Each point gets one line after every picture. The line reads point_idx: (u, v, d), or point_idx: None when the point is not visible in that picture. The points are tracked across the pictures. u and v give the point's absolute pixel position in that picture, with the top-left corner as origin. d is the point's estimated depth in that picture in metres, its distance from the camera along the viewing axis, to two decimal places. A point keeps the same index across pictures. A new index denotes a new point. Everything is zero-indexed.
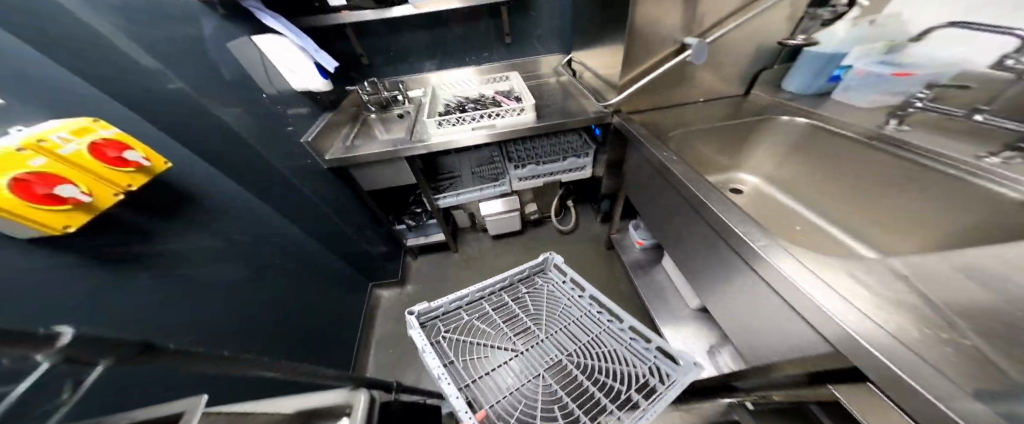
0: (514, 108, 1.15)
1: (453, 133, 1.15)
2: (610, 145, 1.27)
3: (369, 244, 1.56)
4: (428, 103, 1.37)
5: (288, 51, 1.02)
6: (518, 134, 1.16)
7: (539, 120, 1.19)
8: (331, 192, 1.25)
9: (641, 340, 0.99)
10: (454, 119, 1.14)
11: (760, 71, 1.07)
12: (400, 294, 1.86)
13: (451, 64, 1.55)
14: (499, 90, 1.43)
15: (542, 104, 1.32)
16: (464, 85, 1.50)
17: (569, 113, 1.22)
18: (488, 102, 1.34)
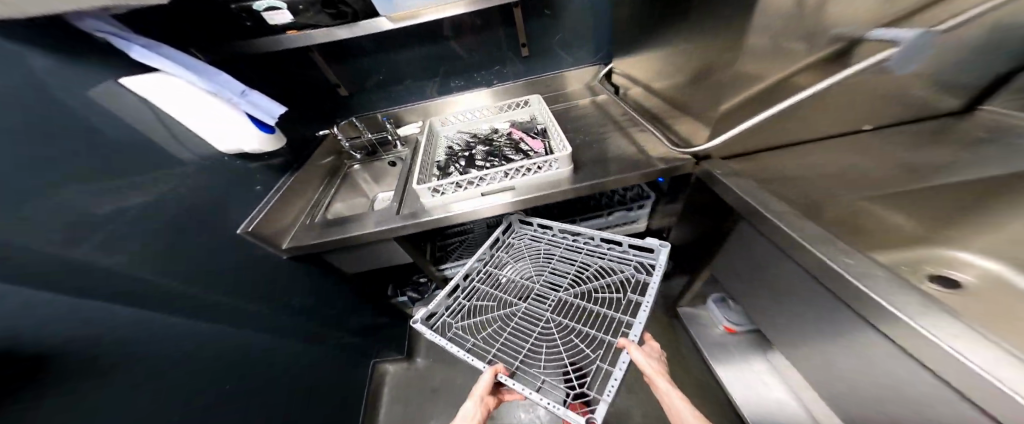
0: (545, 160, 0.78)
1: (461, 203, 0.82)
2: (684, 196, 0.87)
3: (364, 322, 1.25)
4: (425, 148, 1.01)
5: (199, 103, 0.68)
6: (553, 196, 0.79)
7: (579, 171, 0.81)
8: (305, 277, 0.94)
9: (617, 245, 0.90)
10: (457, 183, 0.80)
11: (1010, 73, 0.66)
12: (410, 368, 1.54)
13: (454, 90, 1.22)
14: (518, 123, 1.08)
15: (579, 140, 0.94)
16: (469, 113, 1.15)
17: (622, 156, 0.83)
18: (504, 144, 0.99)
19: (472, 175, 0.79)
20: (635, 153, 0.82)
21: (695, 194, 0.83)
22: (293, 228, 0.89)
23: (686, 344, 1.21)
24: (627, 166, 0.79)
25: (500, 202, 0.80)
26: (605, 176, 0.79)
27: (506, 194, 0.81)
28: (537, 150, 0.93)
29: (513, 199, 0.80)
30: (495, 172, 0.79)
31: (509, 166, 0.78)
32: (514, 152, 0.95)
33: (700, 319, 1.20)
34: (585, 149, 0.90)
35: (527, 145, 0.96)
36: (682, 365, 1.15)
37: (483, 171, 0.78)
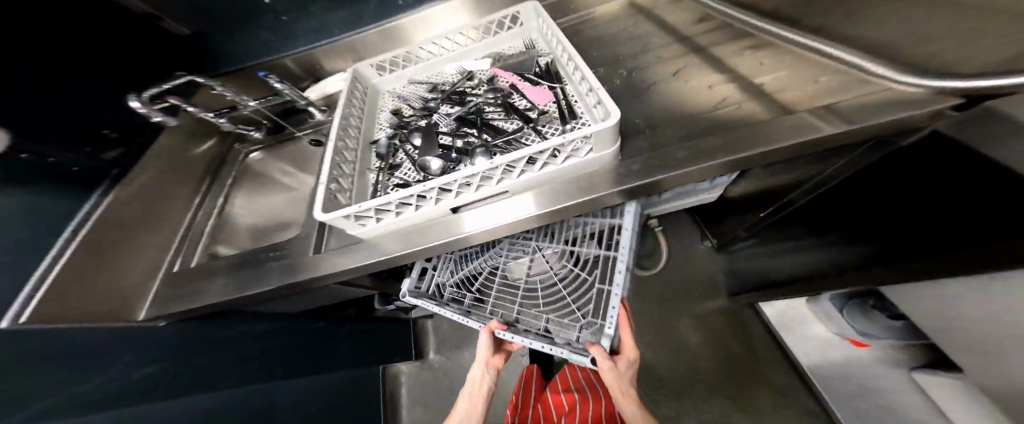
0: (569, 142, 0.40)
1: (453, 219, 0.48)
2: (822, 176, 0.47)
3: (350, 349, 0.96)
4: (353, 122, 0.59)
5: None
6: (595, 203, 0.42)
7: (642, 152, 0.42)
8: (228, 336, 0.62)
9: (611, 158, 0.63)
10: (398, 201, 0.44)
11: None
12: (422, 367, 1.33)
13: (393, 10, 0.72)
14: (504, 58, 0.63)
15: (624, 83, 0.52)
16: (422, 48, 0.67)
17: (716, 113, 0.42)
18: (482, 102, 0.58)
19: (434, 184, 0.41)
20: (745, 100, 0.42)
21: (831, 174, 0.45)
22: (151, 286, 0.55)
23: (761, 345, 0.95)
24: (731, 130, 0.38)
25: (505, 220, 0.44)
26: (681, 159, 0.38)
27: (511, 200, 0.46)
28: (545, 109, 0.53)
29: (523, 215, 0.44)
30: (475, 175, 0.41)
31: (502, 159, 0.39)
32: (504, 116, 0.55)
33: (797, 315, 0.86)
34: (636, 101, 0.49)
35: (524, 100, 0.55)
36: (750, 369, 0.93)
37: (454, 174, 0.40)
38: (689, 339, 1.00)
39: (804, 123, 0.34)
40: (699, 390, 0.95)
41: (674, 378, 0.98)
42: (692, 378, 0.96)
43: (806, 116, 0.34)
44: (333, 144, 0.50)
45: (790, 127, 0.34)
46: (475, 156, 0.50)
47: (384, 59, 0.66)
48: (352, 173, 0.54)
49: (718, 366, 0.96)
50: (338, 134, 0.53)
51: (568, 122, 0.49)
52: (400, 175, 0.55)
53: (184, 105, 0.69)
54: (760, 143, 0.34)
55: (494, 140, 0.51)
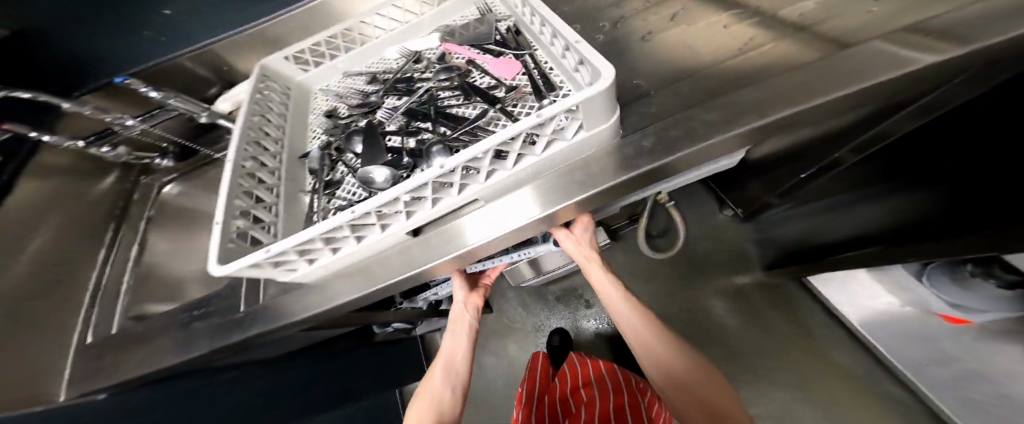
0: (547, 123, 0.29)
1: (452, 226, 0.37)
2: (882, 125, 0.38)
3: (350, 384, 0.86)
4: (270, 133, 0.46)
5: None
6: (603, 196, 0.32)
7: (658, 121, 0.33)
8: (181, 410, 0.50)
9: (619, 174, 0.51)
10: (324, 235, 0.32)
11: None
12: None
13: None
14: (454, 29, 0.51)
15: (609, 38, 0.42)
16: (349, 29, 0.53)
17: (736, 61, 0.34)
18: (433, 87, 0.46)
19: (369, 207, 0.29)
20: (774, 41, 0.34)
21: (899, 119, 0.35)
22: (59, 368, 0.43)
23: (810, 319, 0.98)
24: (762, 81, 0.30)
25: (505, 228, 0.34)
26: (699, 129, 0.29)
27: (506, 201, 0.35)
28: (514, 85, 0.41)
29: (521, 221, 0.33)
30: (428, 186, 0.30)
31: (456, 159, 0.28)
32: (462, 101, 0.43)
33: (855, 286, 0.92)
34: (633, 58, 0.39)
35: (486, 77, 0.44)
36: (808, 350, 0.96)
37: (393, 189, 0.28)
38: (732, 323, 1.01)
39: (876, 57, 0.25)
40: (756, 375, 0.96)
41: (724, 365, 0.98)
42: (745, 362, 0.97)
43: (867, 50, 0.26)
44: (237, 167, 0.38)
45: (848, 68, 0.25)
46: (432, 157, 0.38)
47: (302, 48, 0.52)
48: (276, 200, 0.42)
49: (771, 349, 0.98)
50: (243, 152, 0.40)
51: (545, 97, 0.38)
52: (343, 194, 0.43)
53: (31, 132, 0.51)
54: (807, 94, 0.26)
55: (453, 133, 0.39)
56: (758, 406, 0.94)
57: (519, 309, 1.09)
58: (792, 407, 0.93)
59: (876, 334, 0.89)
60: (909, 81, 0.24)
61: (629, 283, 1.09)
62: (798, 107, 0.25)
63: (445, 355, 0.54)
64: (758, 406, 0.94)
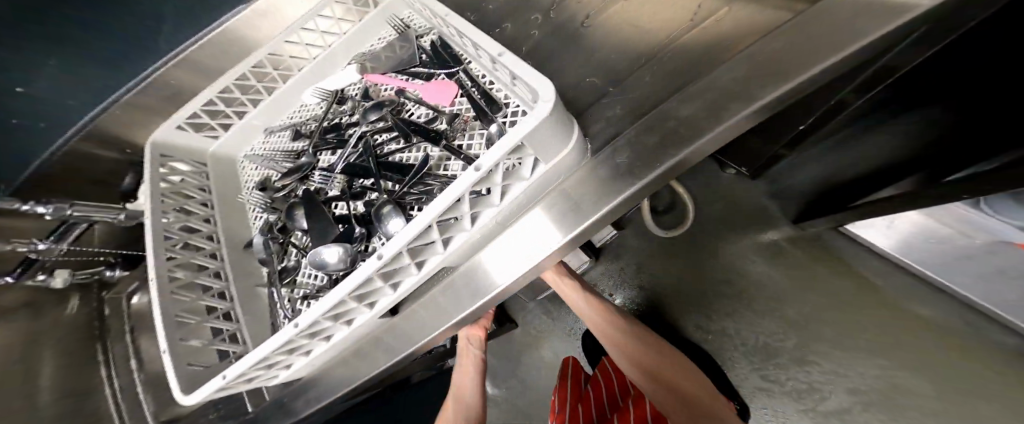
0: (495, 171, 0.24)
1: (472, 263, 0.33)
2: (880, 63, 0.32)
3: None
4: (200, 228, 0.43)
5: None
6: (590, 226, 0.27)
7: (632, 124, 0.28)
8: None
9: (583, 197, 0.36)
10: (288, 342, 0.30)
11: None
12: None
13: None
14: (374, 55, 0.43)
15: (550, 28, 0.36)
16: (242, 77, 0.44)
17: (688, 38, 0.29)
18: (367, 132, 0.40)
19: (313, 318, 0.28)
20: (730, 2, 0.28)
21: (895, 55, 0.29)
22: None
23: (875, 274, 0.70)
24: (733, 57, 0.25)
25: (530, 263, 0.29)
26: (678, 129, 0.25)
27: (522, 226, 0.30)
28: (454, 112, 0.35)
29: (537, 259, 0.28)
30: (374, 276, 0.27)
31: (391, 248, 0.25)
32: (403, 143, 0.37)
33: (903, 229, 0.64)
34: (580, 49, 0.34)
35: (422, 108, 0.38)
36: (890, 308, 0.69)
37: (335, 292, 0.27)
38: (780, 288, 0.74)
39: (858, 8, 0.20)
40: (834, 351, 0.70)
41: (784, 342, 0.73)
42: (810, 336, 0.71)
43: (844, 4, 0.21)
44: (167, 292, 0.36)
45: (827, 30, 0.21)
46: (385, 221, 0.33)
47: (190, 113, 0.44)
48: (231, 303, 0.41)
49: (844, 313, 0.70)
50: (167, 269, 0.38)
51: (491, 121, 0.32)
52: (306, 280, 0.39)
53: None
54: (787, 68, 0.21)
55: (400, 188, 0.34)
56: (851, 392, 0.68)
57: (544, 318, 0.91)
58: (895, 389, 0.66)
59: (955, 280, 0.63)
60: (906, 32, 0.19)
61: (641, 276, 0.84)
62: (784, 86, 0.20)
63: (454, 383, 0.51)
64: (851, 391, 0.68)
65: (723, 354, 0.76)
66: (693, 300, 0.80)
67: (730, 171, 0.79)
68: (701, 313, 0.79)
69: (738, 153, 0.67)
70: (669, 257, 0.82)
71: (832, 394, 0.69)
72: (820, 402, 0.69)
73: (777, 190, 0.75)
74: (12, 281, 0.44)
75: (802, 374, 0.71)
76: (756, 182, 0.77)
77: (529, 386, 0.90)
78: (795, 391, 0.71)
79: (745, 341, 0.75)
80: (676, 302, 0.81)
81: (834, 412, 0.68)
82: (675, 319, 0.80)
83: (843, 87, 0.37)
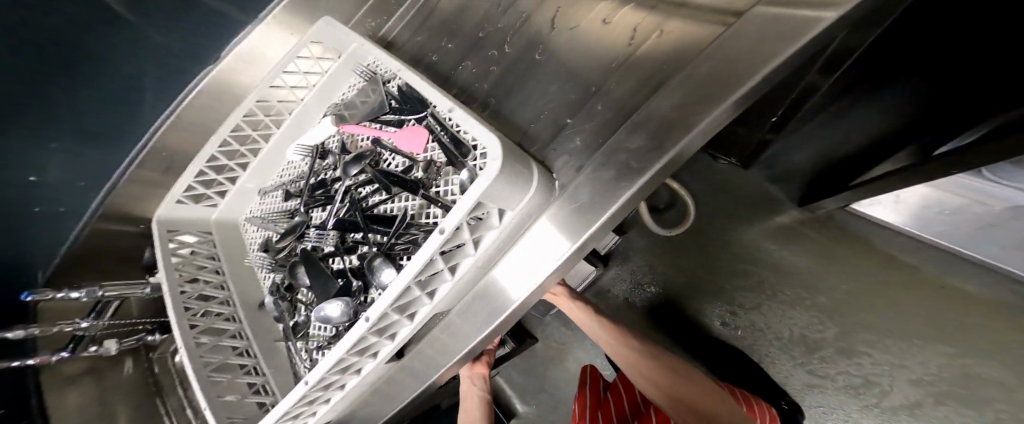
0: (461, 228, 0.25)
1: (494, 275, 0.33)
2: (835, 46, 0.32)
3: None
4: (216, 295, 0.46)
5: None
6: (566, 264, 0.28)
7: (592, 156, 0.28)
8: None
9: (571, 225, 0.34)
10: (302, 398, 0.32)
11: None
12: None
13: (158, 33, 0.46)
14: (350, 103, 0.44)
15: (506, 65, 0.36)
16: (224, 145, 0.44)
17: (630, 65, 0.29)
18: (351, 186, 0.41)
19: (321, 374, 0.29)
20: (665, 23, 0.29)
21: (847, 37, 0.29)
22: None
23: (896, 246, 0.68)
24: (670, 81, 0.26)
25: (549, 268, 0.28)
26: (630, 162, 0.25)
27: (536, 230, 0.30)
28: (428, 159, 0.36)
29: (527, 289, 0.29)
30: (368, 335, 0.28)
31: (376, 309, 0.25)
32: (386, 194, 0.38)
33: (910, 202, 0.64)
34: (535, 82, 0.34)
35: (398, 156, 0.38)
36: (915, 281, 0.67)
37: (332, 353, 0.28)
38: (806, 274, 0.71)
39: (768, 23, 0.21)
40: (881, 339, 0.66)
41: (824, 333, 0.69)
42: (846, 324, 0.68)
43: (761, 17, 0.22)
44: (197, 356, 0.39)
45: (745, 47, 0.22)
46: (378, 273, 0.34)
47: (184, 187, 0.45)
48: (256, 359, 0.45)
49: (873, 293, 0.68)
50: (192, 336, 0.40)
51: (462, 168, 0.32)
52: (318, 332, 0.42)
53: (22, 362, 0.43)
54: (715, 91, 0.22)
55: (387, 241, 0.35)
56: (916, 383, 0.63)
57: (563, 330, 0.91)
58: (964, 373, 0.61)
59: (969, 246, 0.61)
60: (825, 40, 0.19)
61: (653, 276, 0.82)
62: (717, 110, 0.21)
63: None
64: (914, 382, 0.63)
65: (759, 351, 0.73)
66: (716, 295, 0.77)
67: (723, 163, 0.80)
68: (726, 306, 0.76)
69: (729, 140, 0.64)
70: (676, 254, 0.81)
71: (894, 386, 0.64)
72: (883, 397, 0.64)
73: (776, 175, 0.75)
74: (67, 356, 0.47)
75: (853, 367, 0.66)
76: (750, 169, 0.78)
77: (560, 399, 0.90)
78: (850, 386, 0.66)
79: (778, 334, 0.72)
80: (693, 296, 0.78)
81: (904, 406, 0.63)
82: (697, 316, 0.78)
83: (808, 70, 0.36)
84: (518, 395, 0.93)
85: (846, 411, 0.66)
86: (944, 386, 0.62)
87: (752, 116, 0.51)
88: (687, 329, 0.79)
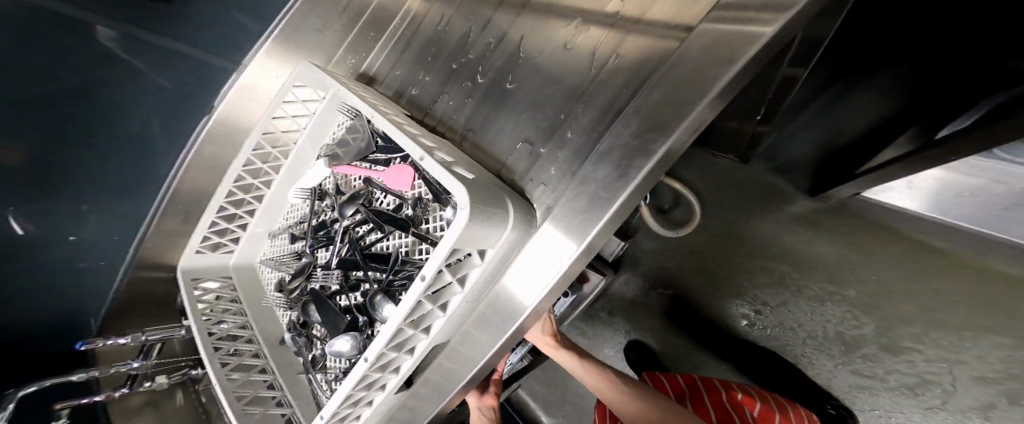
0: (442, 271, 0.25)
1: (496, 291, 0.31)
2: (800, 36, 0.31)
3: None
4: (241, 334, 0.49)
5: None
6: (552, 295, 0.27)
7: (564, 180, 0.29)
8: None
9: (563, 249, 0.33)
10: None
11: None
12: None
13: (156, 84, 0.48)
14: (342, 141, 0.45)
15: (479, 97, 0.37)
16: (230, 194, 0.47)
17: (594, 87, 0.29)
18: (349, 226, 0.44)
19: (333, 409, 0.30)
20: (624, 39, 0.29)
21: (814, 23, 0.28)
22: None
23: (913, 230, 0.65)
24: (629, 106, 0.26)
25: (541, 292, 0.26)
26: (599, 192, 0.25)
27: (538, 240, 0.28)
28: (416, 196, 0.37)
29: (516, 321, 0.28)
30: (370, 372, 0.29)
31: (373, 350, 0.26)
32: (383, 233, 0.40)
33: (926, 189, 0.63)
34: (510, 112, 0.34)
35: (390, 195, 0.40)
36: (943, 257, 0.63)
37: (341, 390, 0.29)
38: (837, 264, 0.68)
39: (713, 41, 0.22)
40: (927, 333, 0.62)
41: (861, 329, 0.66)
42: (876, 311, 0.65)
43: (706, 35, 0.23)
44: (231, 392, 0.42)
45: (692, 69, 0.22)
46: (379, 309, 0.35)
47: (201, 238, 0.49)
48: (283, 391, 0.48)
49: (910, 278, 0.64)
50: (225, 373, 0.43)
51: (446, 203, 0.33)
52: (334, 364, 0.44)
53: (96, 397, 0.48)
54: (668, 117, 0.22)
55: (386, 278, 0.36)
56: (980, 381, 0.60)
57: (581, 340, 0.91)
58: None
59: (987, 223, 0.60)
60: (770, 52, 0.20)
61: (669, 276, 0.80)
62: (676, 131, 0.21)
63: None
64: (977, 380, 0.60)
65: (792, 352, 0.71)
66: (734, 291, 0.75)
67: (723, 157, 0.78)
68: (748, 305, 0.74)
69: (722, 134, 0.64)
70: (687, 252, 0.79)
71: (957, 386, 0.60)
72: (945, 397, 0.61)
73: (782, 166, 0.73)
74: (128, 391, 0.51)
75: (903, 366, 0.64)
76: (752, 163, 0.76)
77: (584, 409, 0.91)
78: (904, 386, 0.64)
79: (812, 334, 0.70)
80: (709, 293, 0.77)
81: (975, 408, 0.60)
82: (717, 315, 0.77)
83: (780, 65, 0.36)
84: (542, 408, 0.95)
85: (905, 414, 0.63)
86: (1012, 383, 0.58)
87: (749, 109, 0.49)
88: (702, 324, 0.78)
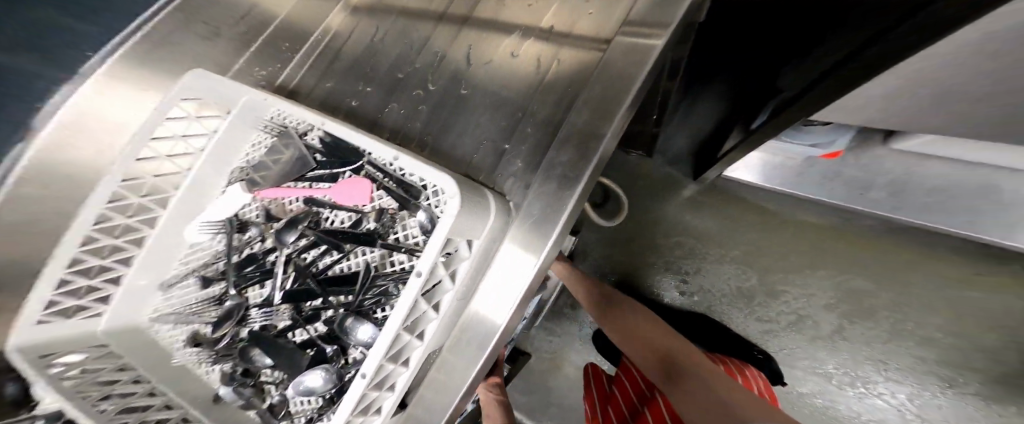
0: (437, 266, 0.25)
1: (483, 285, 0.32)
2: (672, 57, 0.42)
3: None
4: (150, 404, 0.34)
5: None
6: (533, 279, 0.30)
7: (520, 177, 0.32)
8: None
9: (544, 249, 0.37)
10: None
11: None
12: None
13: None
14: (260, 163, 0.40)
15: (432, 104, 0.38)
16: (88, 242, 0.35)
17: (543, 90, 0.34)
18: (292, 254, 0.40)
19: None
20: (559, 50, 0.34)
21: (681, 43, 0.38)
22: None
23: (758, 197, 0.88)
24: (574, 104, 0.31)
25: (529, 273, 0.29)
26: (566, 174, 0.29)
27: (516, 229, 0.31)
28: (377, 208, 0.35)
29: (511, 305, 0.30)
30: (367, 392, 0.27)
31: (369, 365, 0.25)
32: (340, 254, 0.37)
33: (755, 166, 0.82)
34: (466, 117, 0.36)
35: (342, 211, 0.38)
36: (782, 211, 0.87)
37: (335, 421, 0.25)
38: (720, 230, 0.88)
39: (627, 50, 0.29)
40: (788, 275, 0.86)
41: (750, 281, 0.87)
42: (751, 258, 0.87)
43: (620, 45, 0.29)
44: None
45: (617, 69, 0.29)
46: (353, 332, 0.33)
47: None
48: None
49: (767, 231, 0.87)
50: None
51: (414, 209, 0.33)
52: (300, 407, 0.37)
53: None
54: (607, 111, 0.28)
55: (355, 299, 0.34)
56: (828, 307, 0.84)
57: (551, 341, 0.96)
58: (848, 288, 0.83)
59: None
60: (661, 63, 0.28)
61: (611, 264, 0.92)
62: (615, 122, 0.27)
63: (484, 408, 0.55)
64: (827, 307, 0.84)
65: (716, 310, 0.88)
66: (664, 267, 0.90)
67: (633, 155, 0.93)
68: (676, 277, 0.89)
69: (628, 135, 0.77)
70: (618, 239, 0.92)
71: (820, 316, 0.84)
72: (817, 326, 0.84)
73: (671, 157, 0.91)
74: None
75: (785, 306, 0.86)
76: (654, 158, 0.92)
77: (568, 408, 0.95)
78: (791, 323, 0.86)
79: (723, 292, 0.88)
80: (641, 270, 0.90)
81: (834, 332, 0.84)
82: (653, 289, 0.90)
83: (663, 79, 0.47)
84: (529, 417, 0.96)
85: (801, 348, 0.85)
86: (842, 305, 0.83)
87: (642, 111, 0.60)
88: (640, 298, 0.91)
